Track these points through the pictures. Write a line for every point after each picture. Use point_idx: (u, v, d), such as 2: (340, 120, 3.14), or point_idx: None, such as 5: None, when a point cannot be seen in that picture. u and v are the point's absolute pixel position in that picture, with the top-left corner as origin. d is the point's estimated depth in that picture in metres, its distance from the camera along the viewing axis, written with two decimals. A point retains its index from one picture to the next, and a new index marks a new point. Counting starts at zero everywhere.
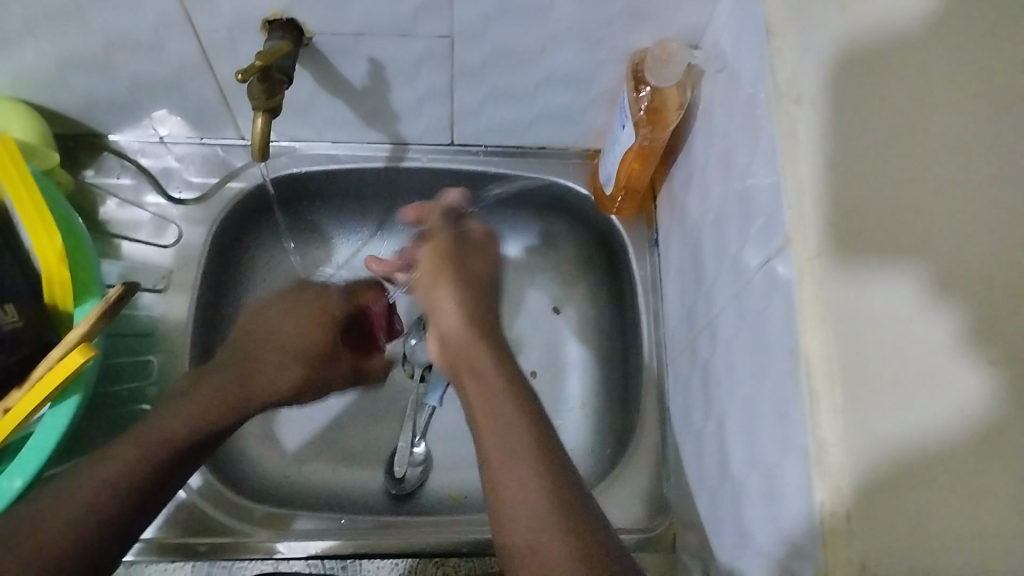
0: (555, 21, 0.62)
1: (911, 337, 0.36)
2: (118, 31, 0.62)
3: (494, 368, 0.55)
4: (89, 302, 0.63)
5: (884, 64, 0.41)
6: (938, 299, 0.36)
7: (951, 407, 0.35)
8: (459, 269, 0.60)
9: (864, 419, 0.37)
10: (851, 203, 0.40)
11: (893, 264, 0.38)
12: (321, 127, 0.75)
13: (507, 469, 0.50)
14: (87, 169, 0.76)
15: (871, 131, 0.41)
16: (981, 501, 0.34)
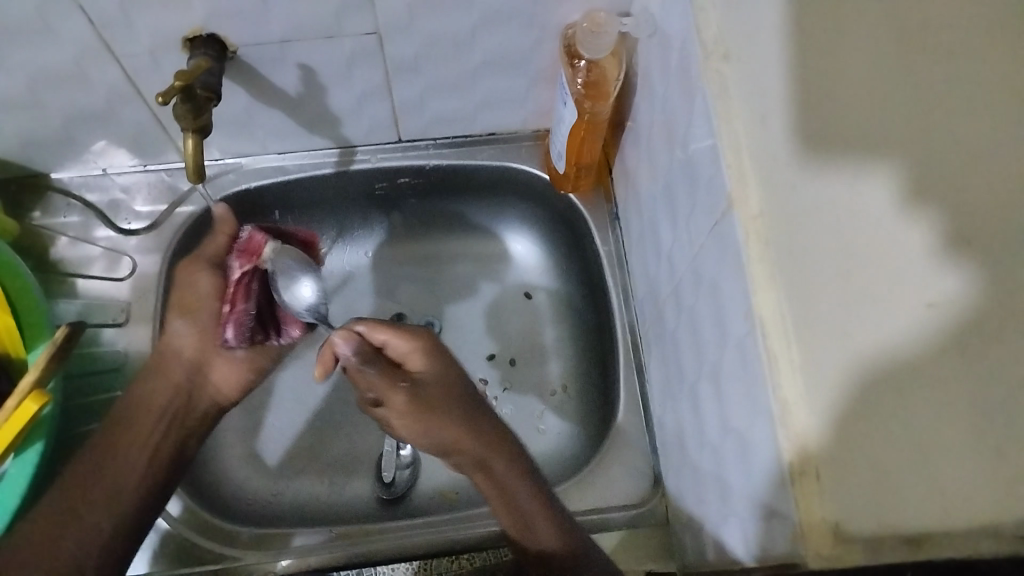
0: (482, 4, 0.60)
1: (874, 245, 0.36)
2: (39, 67, 0.61)
3: (500, 451, 0.58)
4: (41, 343, 0.61)
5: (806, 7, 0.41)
6: (909, 205, 0.36)
7: (912, 312, 0.35)
8: (446, 400, 0.58)
9: (814, 357, 0.37)
10: (808, 117, 0.39)
11: (852, 173, 0.37)
12: (265, 140, 0.74)
13: (511, 503, 0.57)
14: (34, 211, 0.75)
15: (840, 32, 0.40)
16: (941, 444, 0.34)
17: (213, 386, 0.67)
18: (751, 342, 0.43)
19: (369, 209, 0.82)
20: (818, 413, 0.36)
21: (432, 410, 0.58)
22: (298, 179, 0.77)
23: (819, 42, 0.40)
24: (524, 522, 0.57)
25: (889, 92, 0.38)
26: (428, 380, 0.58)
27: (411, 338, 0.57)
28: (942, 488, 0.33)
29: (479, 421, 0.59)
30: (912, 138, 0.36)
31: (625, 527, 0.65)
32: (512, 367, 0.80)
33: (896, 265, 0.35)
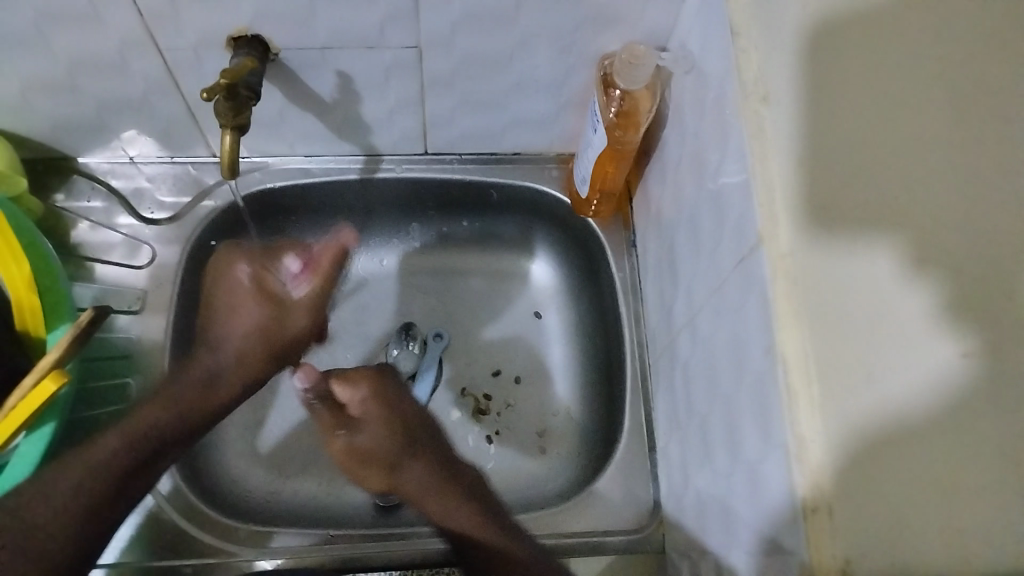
0: (523, 28, 0.62)
1: (886, 311, 0.37)
2: (83, 53, 0.62)
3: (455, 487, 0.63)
4: (63, 326, 0.62)
5: (843, 63, 0.41)
6: (913, 272, 0.36)
7: (919, 377, 0.35)
8: (380, 437, 0.65)
9: (838, 399, 0.38)
10: (830, 173, 0.41)
11: (866, 234, 0.38)
12: (293, 142, 0.75)
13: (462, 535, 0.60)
14: (57, 193, 0.75)
15: (849, 93, 0.41)
16: (965, 507, 0.34)
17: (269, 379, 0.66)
18: (770, 378, 0.44)
19: (388, 217, 0.83)
20: (830, 450, 0.38)
21: (371, 455, 0.65)
22: (323, 182, 0.78)
23: (860, 93, 0.41)
24: (469, 541, 0.60)
25: (904, 154, 0.38)
26: (370, 420, 0.66)
27: (353, 387, 0.67)
28: (961, 544, 0.34)
29: (420, 449, 0.65)
30: (944, 194, 0.37)
31: (620, 553, 0.65)
32: (516, 384, 0.81)
33: (887, 324, 0.37)
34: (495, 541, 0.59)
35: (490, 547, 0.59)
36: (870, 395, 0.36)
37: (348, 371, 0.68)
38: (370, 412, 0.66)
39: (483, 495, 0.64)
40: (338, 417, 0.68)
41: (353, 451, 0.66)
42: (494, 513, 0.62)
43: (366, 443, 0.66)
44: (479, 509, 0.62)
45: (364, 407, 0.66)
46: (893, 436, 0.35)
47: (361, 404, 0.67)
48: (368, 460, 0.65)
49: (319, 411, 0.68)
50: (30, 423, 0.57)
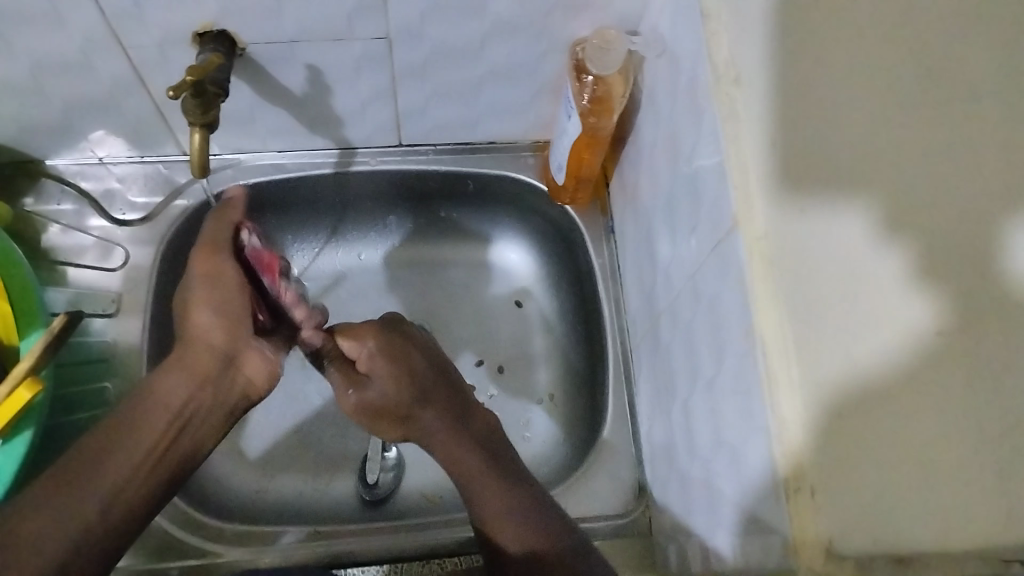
0: (493, 16, 0.61)
1: (865, 278, 0.37)
2: (45, 53, 0.60)
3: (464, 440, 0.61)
4: (36, 333, 0.61)
5: (821, 24, 0.42)
6: (889, 236, 0.37)
7: (897, 330, 0.36)
8: (388, 390, 0.64)
9: (815, 363, 0.38)
10: (801, 151, 0.41)
11: (839, 206, 0.39)
12: (265, 137, 0.74)
13: (472, 485, 0.59)
14: (26, 197, 0.74)
15: (829, 52, 0.41)
16: (945, 476, 0.35)
17: (247, 377, 0.61)
18: (750, 362, 0.44)
19: (365, 211, 0.83)
20: (806, 425, 0.38)
21: (381, 410, 0.64)
22: (296, 177, 0.77)
23: (853, 51, 0.41)
24: (472, 494, 0.58)
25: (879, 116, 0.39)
26: (379, 373, 0.64)
27: (362, 342, 0.66)
28: (946, 505, 0.35)
29: (431, 400, 0.63)
30: (923, 157, 0.38)
31: (608, 538, 0.66)
32: (500, 374, 0.81)
33: (870, 281, 0.37)
34: (490, 507, 0.57)
35: (484, 511, 0.57)
36: (843, 350, 0.37)
37: (352, 326, 0.68)
38: (375, 364, 0.65)
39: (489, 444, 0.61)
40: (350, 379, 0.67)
41: (365, 406, 0.65)
42: (507, 469, 0.59)
43: (377, 397, 0.64)
44: (484, 458, 0.60)
45: (371, 361, 0.65)
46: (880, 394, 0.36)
47: (368, 357, 0.65)
48: (381, 413, 0.64)
49: (331, 372, 0.68)
50: (7, 432, 0.56)
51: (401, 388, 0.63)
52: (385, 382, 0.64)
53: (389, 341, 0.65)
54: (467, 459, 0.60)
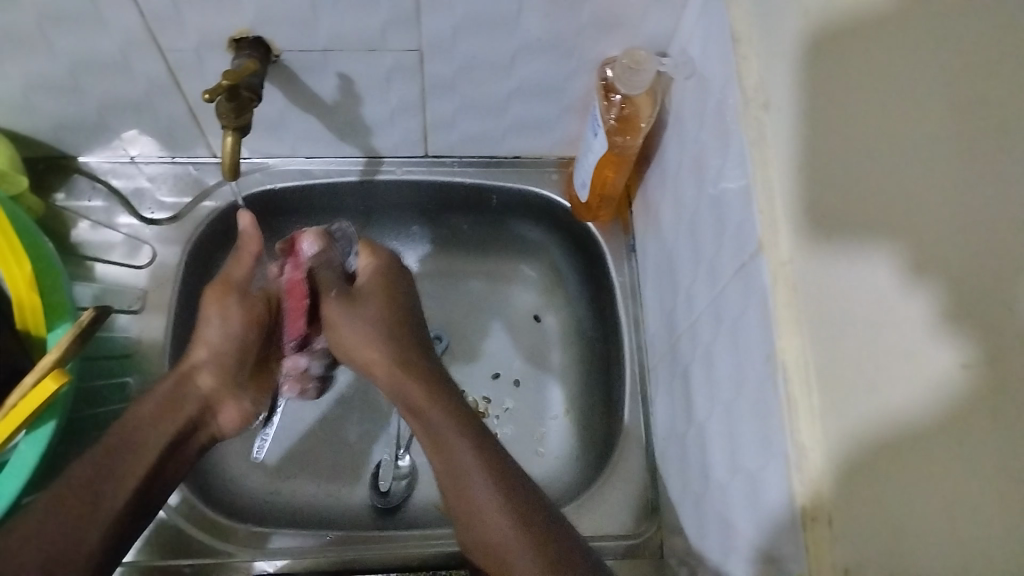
0: (524, 32, 0.62)
1: (895, 319, 0.36)
2: (86, 53, 0.62)
3: (443, 412, 0.60)
4: (62, 326, 0.62)
5: (843, 69, 0.41)
6: (914, 279, 0.35)
7: (921, 380, 0.34)
8: (371, 313, 0.64)
9: (838, 391, 0.38)
10: (825, 179, 0.41)
11: (868, 246, 0.38)
12: (294, 143, 0.75)
13: (467, 491, 0.57)
14: (58, 193, 0.75)
15: (848, 99, 0.40)
16: (969, 507, 0.32)
17: (218, 424, 0.64)
18: (771, 385, 0.44)
19: (388, 218, 0.83)
20: (829, 459, 0.39)
21: (361, 323, 0.64)
22: (323, 184, 0.78)
23: (860, 104, 0.40)
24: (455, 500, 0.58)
25: (895, 164, 0.37)
26: (370, 304, 0.65)
27: (372, 256, 0.68)
28: (960, 532, 0.32)
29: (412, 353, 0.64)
30: (943, 198, 0.35)
31: (618, 558, 0.65)
32: (516, 388, 0.81)
33: (900, 334, 0.35)
34: (499, 543, 0.54)
35: (478, 530, 0.56)
36: (864, 390, 0.37)
37: (378, 254, 0.68)
38: (372, 289, 0.66)
39: (502, 466, 0.57)
40: (342, 296, 0.65)
41: (342, 326, 0.64)
42: (513, 483, 0.57)
43: (354, 325, 0.64)
44: (506, 499, 0.56)
45: (367, 283, 0.67)
46: (899, 439, 0.35)
47: (366, 281, 0.67)
48: (368, 339, 0.63)
49: (312, 283, 0.66)
50: (30, 423, 0.57)
51: (392, 317, 0.65)
52: (378, 312, 0.65)
53: (398, 280, 0.68)
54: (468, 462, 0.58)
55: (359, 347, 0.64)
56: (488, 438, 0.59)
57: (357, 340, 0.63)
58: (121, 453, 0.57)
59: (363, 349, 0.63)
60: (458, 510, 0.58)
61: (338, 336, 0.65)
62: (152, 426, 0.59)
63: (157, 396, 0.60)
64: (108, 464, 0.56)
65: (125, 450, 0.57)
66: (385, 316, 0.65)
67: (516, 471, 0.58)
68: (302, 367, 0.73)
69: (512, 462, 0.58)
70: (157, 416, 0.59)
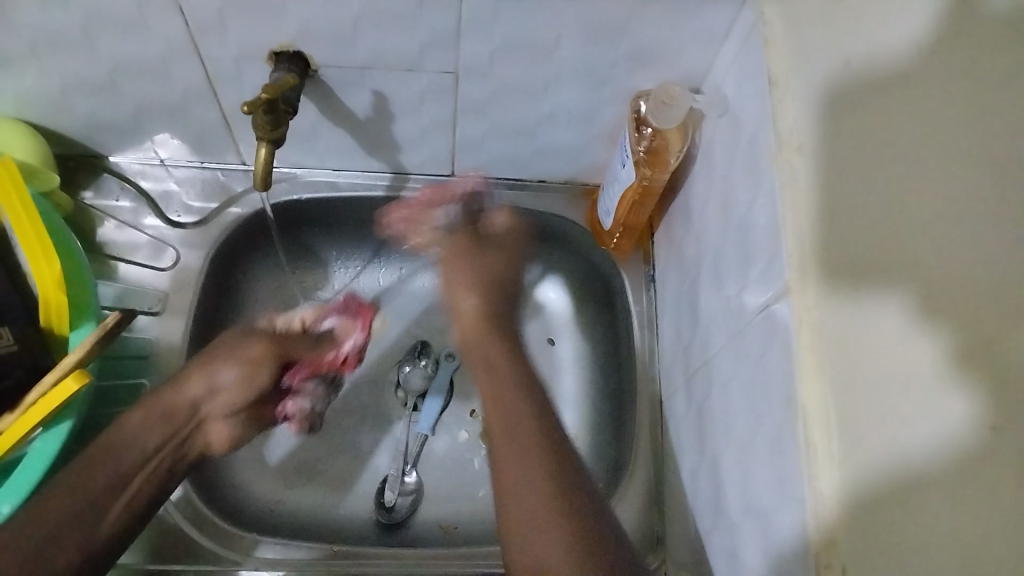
0: (560, 61, 0.63)
1: (903, 361, 0.36)
2: (126, 57, 0.62)
3: (512, 373, 0.65)
4: (87, 326, 0.63)
5: (863, 123, 0.42)
6: (924, 320, 0.36)
7: (933, 425, 0.35)
8: (491, 259, 0.72)
9: (856, 437, 0.39)
10: (848, 233, 0.42)
11: (885, 295, 0.38)
12: (324, 155, 0.76)
13: (511, 473, 0.58)
14: (86, 190, 0.76)
15: (866, 158, 0.41)
16: (982, 547, 0.32)
17: (205, 439, 0.66)
18: (790, 428, 0.44)
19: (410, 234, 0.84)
20: (842, 501, 0.39)
21: (466, 264, 0.72)
22: (348, 197, 0.79)
23: (875, 159, 0.41)
24: (495, 455, 0.60)
25: (905, 222, 0.38)
26: (495, 254, 0.73)
27: (507, 216, 0.75)
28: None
29: (509, 299, 0.72)
30: (950, 248, 0.35)
31: None
32: None
33: (914, 377, 0.36)
34: (544, 517, 0.55)
35: (520, 503, 0.57)
36: (886, 443, 0.37)
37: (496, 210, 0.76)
38: (504, 241, 0.74)
39: (556, 459, 0.59)
40: (472, 240, 0.73)
41: (458, 276, 0.71)
42: (564, 485, 0.57)
43: (485, 264, 0.72)
44: (552, 479, 0.57)
45: (502, 237, 0.74)
46: (919, 483, 0.35)
47: (498, 232, 0.74)
48: (499, 283, 0.72)
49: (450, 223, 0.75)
50: (47, 421, 0.57)
51: (493, 271, 0.72)
52: (497, 252, 0.73)
53: (522, 245, 0.75)
54: (524, 447, 0.60)
55: (451, 297, 0.71)
56: (551, 429, 0.61)
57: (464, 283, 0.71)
58: (112, 453, 0.59)
59: (462, 289, 0.71)
60: (501, 503, 0.58)
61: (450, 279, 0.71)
62: (142, 437, 0.61)
63: (155, 407, 0.63)
64: (106, 462, 0.58)
65: (106, 457, 0.58)
66: (488, 270, 0.71)
67: (577, 471, 0.59)
68: (308, 411, 0.77)
69: (576, 458, 0.60)
70: (151, 426, 0.62)
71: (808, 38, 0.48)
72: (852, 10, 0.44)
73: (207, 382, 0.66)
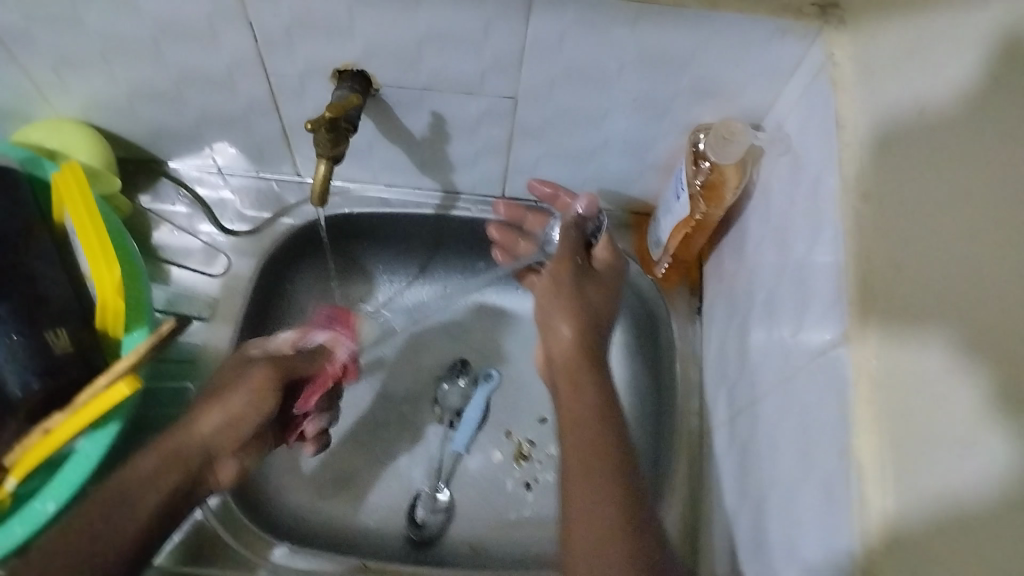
0: (620, 91, 0.62)
1: (943, 397, 0.38)
2: (193, 68, 0.64)
3: (596, 390, 0.63)
4: (139, 330, 0.64)
5: (901, 165, 0.44)
6: (961, 356, 0.37)
7: (973, 459, 0.35)
8: (600, 301, 0.70)
9: (907, 487, 0.39)
10: (884, 270, 0.44)
11: (925, 334, 0.40)
12: (378, 171, 0.77)
13: (589, 458, 0.58)
14: (144, 194, 0.78)
15: (903, 200, 0.43)
16: None
17: (214, 479, 0.62)
18: (844, 480, 0.43)
19: (455, 252, 0.84)
20: (894, 557, 0.39)
21: (586, 299, 0.68)
22: (398, 214, 0.79)
23: (913, 202, 0.43)
24: (569, 493, 0.57)
25: (937, 264, 0.40)
26: (603, 288, 0.70)
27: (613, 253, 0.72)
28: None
29: (595, 358, 0.66)
30: (979, 283, 0.37)
31: None
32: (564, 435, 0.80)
33: (956, 413, 0.37)
34: (602, 538, 0.53)
35: (581, 527, 0.55)
36: (929, 483, 0.37)
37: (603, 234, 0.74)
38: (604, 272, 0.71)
39: (628, 470, 0.58)
40: (581, 267, 0.71)
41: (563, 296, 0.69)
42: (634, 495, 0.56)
43: (597, 303, 0.69)
44: (618, 506, 0.55)
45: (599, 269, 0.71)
46: (961, 515, 0.36)
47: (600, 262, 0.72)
48: (581, 309, 0.68)
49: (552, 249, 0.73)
50: (94, 423, 0.59)
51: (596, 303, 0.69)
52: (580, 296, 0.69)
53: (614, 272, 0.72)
54: (590, 439, 0.59)
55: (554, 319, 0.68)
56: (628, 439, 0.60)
57: (565, 307, 0.68)
58: (118, 497, 0.54)
59: (560, 317, 0.68)
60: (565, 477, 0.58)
61: (550, 294, 0.69)
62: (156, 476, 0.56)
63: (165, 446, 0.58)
64: (109, 509, 0.53)
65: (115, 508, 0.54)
66: (591, 303, 0.68)
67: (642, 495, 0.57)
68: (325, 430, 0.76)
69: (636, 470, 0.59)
70: (159, 466, 0.57)
71: (879, 84, 0.48)
72: (928, 56, 0.44)
73: (216, 421, 0.60)
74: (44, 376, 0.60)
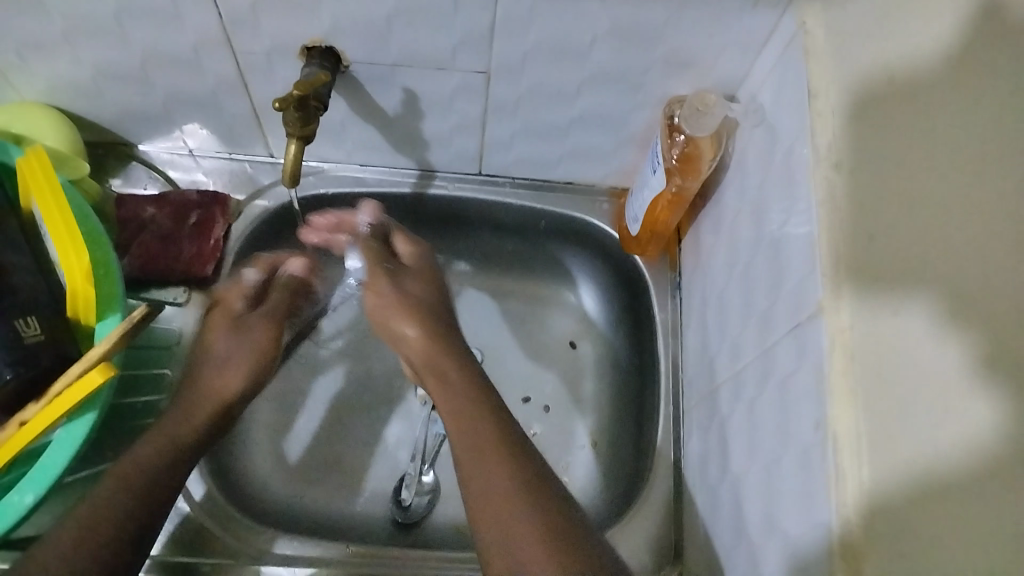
0: (594, 65, 0.62)
1: (918, 361, 0.38)
2: (157, 48, 0.62)
3: (461, 379, 0.59)
4: (112, 317, 0.63)
5: (884, 125, 0.43)
6: (949, 324, 0.36)
7: (957, 426, 0.35)
8: (424, 295, 0.66)
9: (882, 456, 0.39)
10: (867, 236, 0.43)
11: (906, 303, 0.39)
12: (352, 151, 0.76)
13: (477, 457, 0.53)
14: (115, 178, 0.77)
15: (888, 159, 0.42)
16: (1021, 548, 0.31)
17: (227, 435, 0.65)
18: (819, 450, 0.44)
19: (435, 230, 0.84)
20: (867, 527, 0.39)
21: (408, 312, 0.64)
22: (375, 193, 0.78)
23: (900, 160, 0.42)
24: (462, 474, 0.53)
25: (926, 224, 0.39)
26: (416, 280, 0.67)
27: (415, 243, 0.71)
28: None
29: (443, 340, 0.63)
30: (973, 242, 0.36)
31: None
32: (545, 413, 0.80)
33: (938, 382, 0.36)
34: (503, 509, 0.49)
35: (481, 507, 0.50)
36: (908, 454, 0.37)
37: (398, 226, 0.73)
38: (415, 267, 0.69)
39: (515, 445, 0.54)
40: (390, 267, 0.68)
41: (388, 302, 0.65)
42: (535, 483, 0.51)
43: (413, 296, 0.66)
44: (518, 481, 0.51)
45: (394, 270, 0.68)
46: (943, 487, 0.35)
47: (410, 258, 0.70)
48: (417, 303, 0.65)
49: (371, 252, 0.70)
50: (71, 411, 0.57)
51: (425, 298, 0.66)
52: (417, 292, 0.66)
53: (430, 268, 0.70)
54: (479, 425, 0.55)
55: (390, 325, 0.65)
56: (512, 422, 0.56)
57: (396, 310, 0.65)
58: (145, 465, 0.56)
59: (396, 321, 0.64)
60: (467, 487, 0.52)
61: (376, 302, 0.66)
62: (163, 465, 0.57)
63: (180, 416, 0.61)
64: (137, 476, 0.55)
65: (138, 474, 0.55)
66: (425, 295, 0.66)
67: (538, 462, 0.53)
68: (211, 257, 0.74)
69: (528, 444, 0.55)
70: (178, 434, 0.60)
71: (850, 51, 0.47)
72: (899, 23, 0.43)
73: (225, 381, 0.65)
74: (16, 365, 0.58)
